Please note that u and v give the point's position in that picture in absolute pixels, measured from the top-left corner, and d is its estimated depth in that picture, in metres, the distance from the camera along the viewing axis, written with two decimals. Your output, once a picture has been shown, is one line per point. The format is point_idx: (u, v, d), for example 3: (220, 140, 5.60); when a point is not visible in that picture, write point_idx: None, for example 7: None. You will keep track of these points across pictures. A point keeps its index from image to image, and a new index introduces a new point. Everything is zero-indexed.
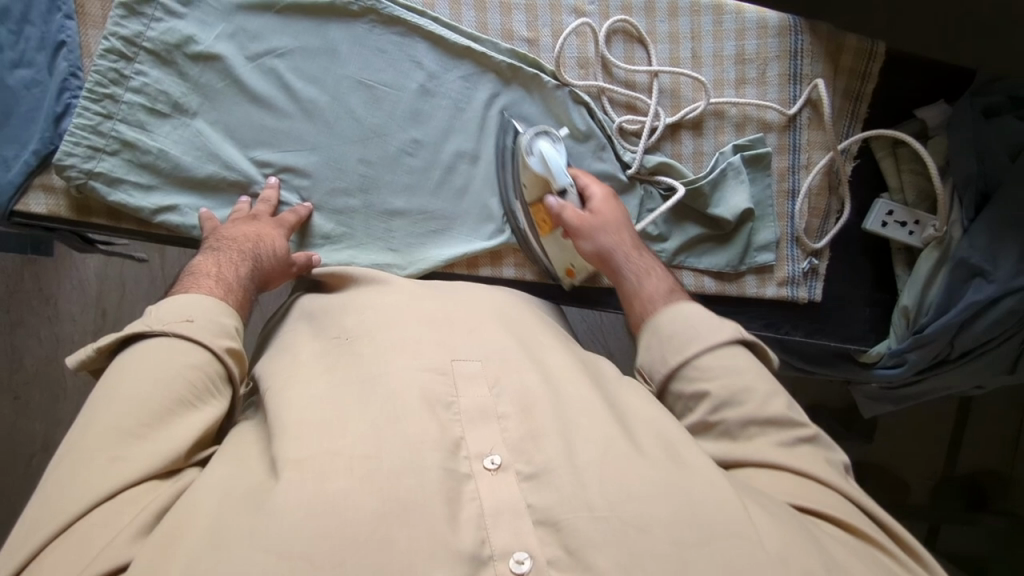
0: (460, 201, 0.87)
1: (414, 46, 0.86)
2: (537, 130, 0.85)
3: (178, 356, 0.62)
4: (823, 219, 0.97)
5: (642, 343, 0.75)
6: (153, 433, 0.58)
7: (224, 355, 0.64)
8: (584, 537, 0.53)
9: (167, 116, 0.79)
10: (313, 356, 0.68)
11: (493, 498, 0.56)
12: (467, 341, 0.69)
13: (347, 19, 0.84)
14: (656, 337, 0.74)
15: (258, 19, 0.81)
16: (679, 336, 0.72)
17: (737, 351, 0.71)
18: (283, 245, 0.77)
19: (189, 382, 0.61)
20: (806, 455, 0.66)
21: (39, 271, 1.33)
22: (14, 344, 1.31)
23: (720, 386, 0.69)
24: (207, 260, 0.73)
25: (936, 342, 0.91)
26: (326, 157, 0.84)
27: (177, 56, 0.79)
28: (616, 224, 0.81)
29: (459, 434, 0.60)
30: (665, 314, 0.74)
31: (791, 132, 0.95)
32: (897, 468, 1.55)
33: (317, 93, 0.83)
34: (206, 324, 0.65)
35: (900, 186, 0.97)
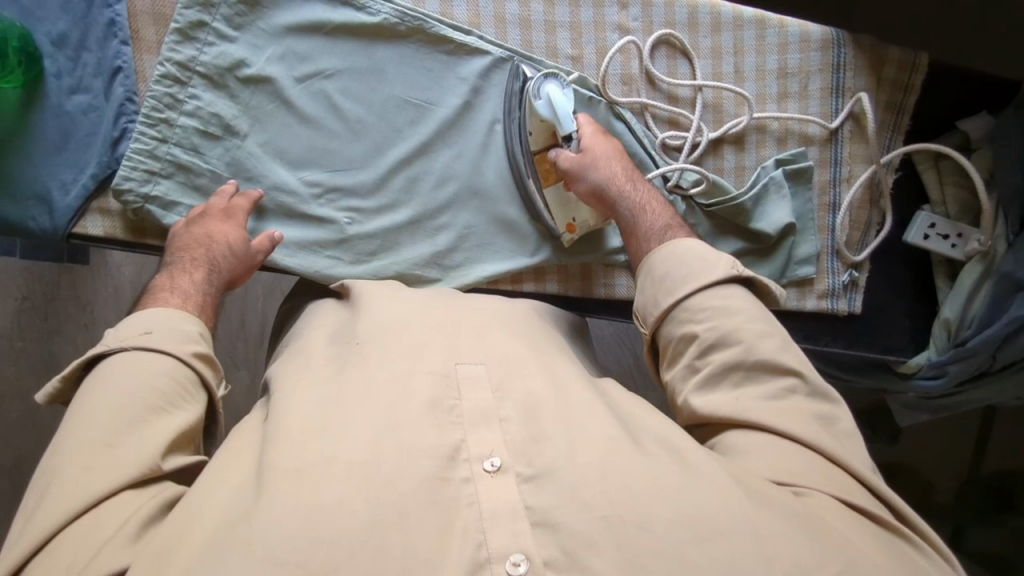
0: (505, 217, 0.88)
1: (460, 64, 0.86)
2: (545, 72, 0.85)
3: (141, 366, 0.64)
4: (864, 232, 0.98)
5: (639, 285, 0.77)
6: (123, 441, 0.59)
7: (191, 360, 0.66)
8: (582, 538, 0.54)
9: (219, 138, 0.80)
10: (327, 362, 0.71)
11: (490, 500, 0.56)
12: (473, 348, 0.70)
13: (394, 38, 0.84)
14: (653, 276, 0.76)
15: (307, 40, 0.82)
16: (671, 279, 0.74)
17: (734, 291, 0.72)
18: (235, 238, 0.76)
19: (157, 389, 0.63)
20: (806, 420, 0.65)
21: (76, 279, 1.35)
22: (53, 351, 1.33)
23: (710, 326, 0.70)
24: (164, 275, 0.74)
25: (979, 355, 0.91)
26: (374, 173, 0.84)
27: (230, 79, 0.80)
28: (614, 167, 0.82)
29: (458, 437, 0.60)
30: (660, 254, 0.76)
31: (833, 146, 0.95)
32: (925, 469, 1.55)
33: (364, 113, 0.84)
34: (169, 334, 0.67)
35: (942, 199, 0.97)
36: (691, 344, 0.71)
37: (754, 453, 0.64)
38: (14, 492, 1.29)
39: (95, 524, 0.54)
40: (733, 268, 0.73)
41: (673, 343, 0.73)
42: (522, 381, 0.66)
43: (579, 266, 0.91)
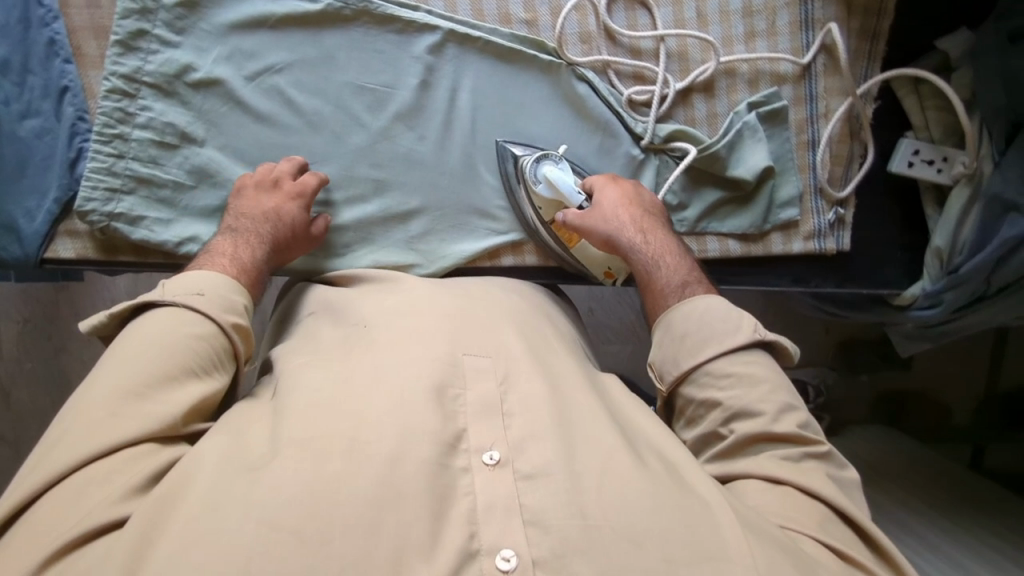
0: (478, 193, 0.87)
1: (412, 42, 0.83)
2: (538, 154, 0.84)
3: (183, 327, 0.64)
4: (846, 166, 0.95)
5: (655, 341, 0.75)
6: (154, 395, 0.61)
7: (230, 330, 0.67)
8: (571, 541, 0.54)
9: (177, 147, 0.79)
10: (334, 341, 0.71)
11: (486, 492, 0.57)
12: (481, 337, 0.70)
13: (341, 24, 0.81)
14: (672, 338, 0.73)
15: (252, 36, 0.80)
16: (690, 340, 0.72)
17: (756, 355, 0.71)
18: (299, 218, 0.77)
19: (195, 351, 0.64)
20: (821, 479, 0.64)
21: (73, 294, 1.36)
22: (62, 367, 1.35)
23: (734, 394, 0.69)
24: (225, 239, 0.74)
25: (972, 281, 0.90)
26: (340, 166, 0.83)
27: (178, 85, 0.78)
28: (627, 219, 0.80)
29: (459, 426, 0.61)
30: (681, 310, 0.74)
31: (807, 82, 0.92)
32: (939, 392, 1.56)
33: (320, 105, 0.82)
34: (216, 298, 0.67)
35: (925, 123, 0.94)
36: (717, 411, 0.70)
37: (762, 501, 0.63)
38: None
39: (75, 500, 0.54)
40: (756, 331, 0.71)
41: (694, 406, 0.72)
42: (522, 376, 0.67)
43: None
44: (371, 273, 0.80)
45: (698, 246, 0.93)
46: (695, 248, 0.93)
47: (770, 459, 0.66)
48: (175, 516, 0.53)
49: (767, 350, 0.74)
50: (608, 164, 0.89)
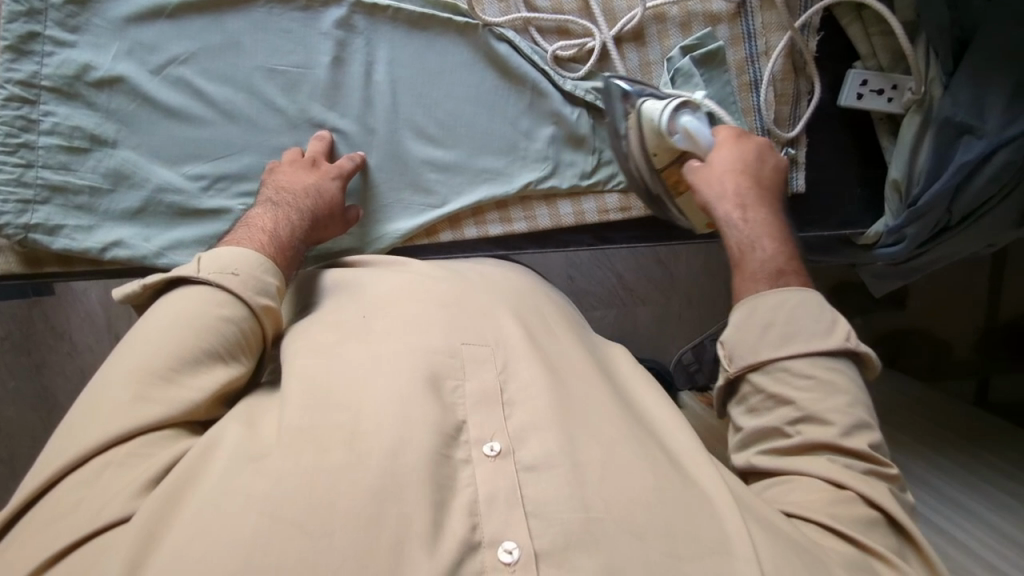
0: (410, 170, 0.84)
1: (318, 18, 0.80)
2: (674, 100, 0.78)
3: (213, 308, 0.63)
4: (793, 104, 0.91)
5: (732, 320, 0.67)
6: (180, 378, 0.59)
7: (260, 314, 0.65)
8: (577, 535, 0.52)
9: (88, 150, 0.77)
10: (331, 328, 0.68)
11: (489, 485, 0.55)
12: (474, 326, 0.69)
13: (242, 5, 0.78)
14: (756, 321, 0.65)
15: (152, 27, 0.77)
16: (773, 331, 0.64)
17: (841, 364, 0.63)
18: (335, 200, 0.77)
19: (223, 335, 0.62)
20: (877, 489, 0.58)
21: (48, 310, 1.36)
22: (44, 385, 1.34)
23: (805, 394, 0.61)
24: (263, 211, 0.73)
25: (933, 211, 0.85)
26: (259, 154, 0.81)
27: (80, 86, 0.76)
28: (729, 189, 0.73)
29: (460, 418, 0.60)
30: (769, 298, 0.65)
31: (743, 20, 0.88)
32: (934, 327, 1.53)
33: (231, 93, 0.79)
34: (250, 279, 0.65)
35: (872, 51, 0.89)
36: (785, 408, 0.62)
37: (809, 500, 0.58)
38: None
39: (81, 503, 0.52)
40: (848, 340, 0.63)
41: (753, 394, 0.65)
42: (519, 364, 0.66)
43: (495, 205, 0.87)
44: (377, 257, 0.79)
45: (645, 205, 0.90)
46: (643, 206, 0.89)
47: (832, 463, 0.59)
48: (178, 513, 0.51)
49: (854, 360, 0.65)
50: (541, 125, 0.86)
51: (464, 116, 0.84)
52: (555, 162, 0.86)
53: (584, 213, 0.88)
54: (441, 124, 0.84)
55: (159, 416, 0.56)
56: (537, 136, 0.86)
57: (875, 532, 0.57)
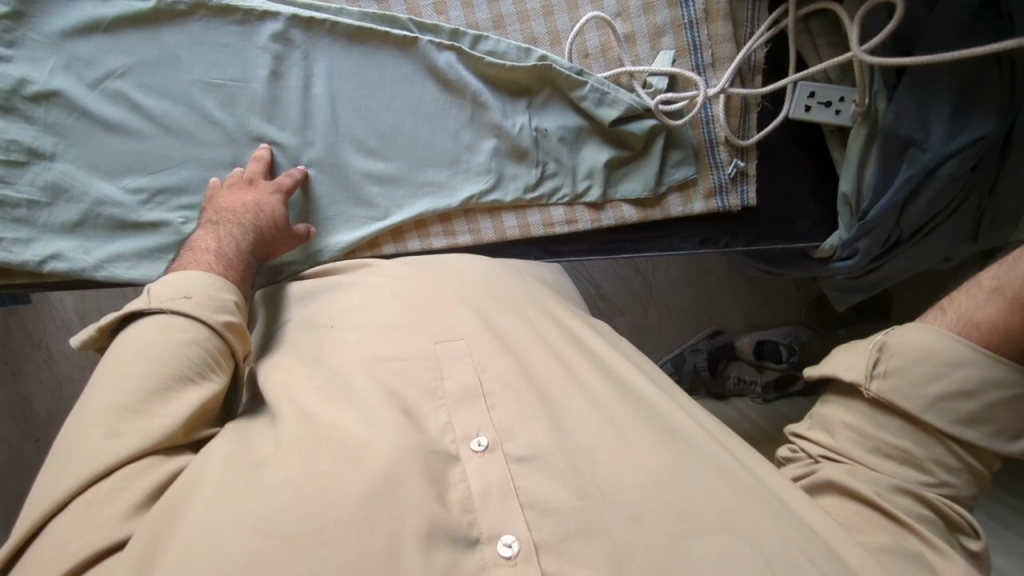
0: (348, 184, 0.83)
1: (255, 32, 0.80)
2: None
3: (174, 334, 0.60)
4: (742, 116, 0.89)
5: (922, 350, 0.59)
6: (148, 409, 0.56)
7: (223, 331, 0.63)
8: (575, 525, 0.52)
9: (26, 164, 0.77)
10: (308, 344, 0.68)
11: (480, 480, 0.55)
12: (443, 322, 0.68)
13: (178, 20, 0.79)
14: (939, 385, 0.57)
15: (87, 42, 0.77)
16: (953, 392, 0.57)
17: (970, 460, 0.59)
18: (279, 211, 0.76)
19: (189, 357, 0.60)
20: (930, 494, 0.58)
21: (25, 320, 1.33)
22: (22, 392, 1.33)
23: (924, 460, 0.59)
24: (206, 233, 0.71)
25: (883, 224, 0.84)
26: (197, 166, 0.81)
27: (17, 100, 0.76)
28: None
29: (442, 421, 0.59)
30: (975, 372, 0.57)
31: (688, 31, 0.87)
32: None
33: (170, 107, 0.79)
34: (204, 299, 0.63)
35: (820, 63, 0.86)
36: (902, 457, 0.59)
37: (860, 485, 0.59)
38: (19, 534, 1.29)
39: (68, 538, 0.49)
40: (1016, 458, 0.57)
41: (865, 411, 0.62)
42: (496, 354, 0.65)
43: (437, 217, 0.86)
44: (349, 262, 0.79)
45: (592, 217, 0.89)
46: (589, 219, 0.89)
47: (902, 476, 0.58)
48: (176, 532, 0.49)
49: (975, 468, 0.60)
50: (482, 138, 0.85)
51: (410, 128, 0.84)
52: (498, 174, 0.86)
53: (529, 226, 0.88)
54: (382, 136, 0.84)
55: (142, 447, 0.54)
56: (479, 148, 0.85)
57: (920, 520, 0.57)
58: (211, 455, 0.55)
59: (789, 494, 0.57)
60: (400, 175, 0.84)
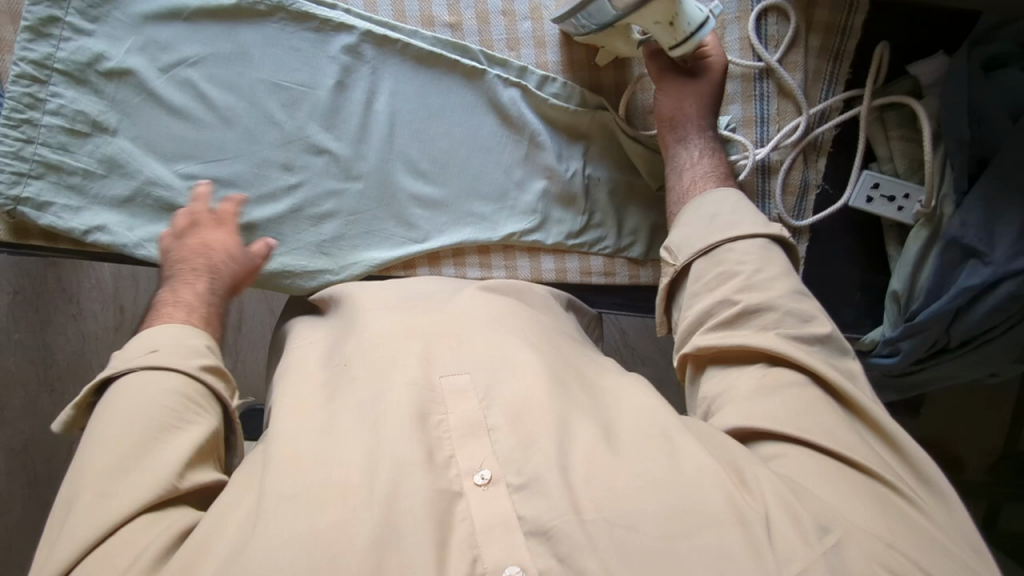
0: (390, 201, 0.83)
1: (328, 41, 0.81)
2: None
3: (149, 388, 0.63)
4: (800, 196, 0.87)
5: (683, 220, 0.76)
6: (135, 465, 0.57)
7: (200, 373, 0.66)
8: (572, 544, 0.51)
9: (88, 135, 0.79)
10: (314, 387, 0.67)
11: (483, 514, 0.53)
12: (464, 357, 0.66)
13: (256, 19, 0.80)
14: (702, 218, 0.74)
15: (166, 28, 0.79)
16: (722, 214, 0.74)
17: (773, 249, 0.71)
18: (231, 243, 0.76)
19: (163, 408, 0.62)
20: (826, 406, 0.62)
21: (62, 272, 1.35)
22: (46, 338, 1.35)
23: (751, 271, 0.68)
24: (166, 290, 0.74)
25: (930, 329, 0.80)
26: (250, 162, 0.81)
27: (90, 74, 0.78)
28: None
29: (448, 451, 0.57)
30: (713, 197, 0.75)
31: (757, 102, 0.86)
32: (949, 442, 1.37)
33: (233, 101, 0.80)
34: (174, 348, 0.66)
35: (889, 155, 0.84)
36: (734, 279, 0.68)
37: (806, 463, 0.58)
38: (25, 472, 1.33)
39: (120, 549, 0.53)
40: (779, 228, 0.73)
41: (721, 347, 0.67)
42: (522, 387, 0.62)
43: (476, 249, 0.85)
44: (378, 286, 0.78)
45: (629, 272, 0.87)
46: (627, 274, 0.87)
47: (795, 392, 0.62)
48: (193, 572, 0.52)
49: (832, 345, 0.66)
50: (534, 178, 0.84)
51: (464, 155, 0.84)
52: (543, 216, 0.84)
53: (566, 271, 0.86)
54: (434, 161, 0.83)
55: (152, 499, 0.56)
56: (528, 188, 0.84)
57: (850, 435, 0.60)
58: (249, 490, 0.57)
59: (808, 503, 0.54)
60: (448, 200, 0.84)
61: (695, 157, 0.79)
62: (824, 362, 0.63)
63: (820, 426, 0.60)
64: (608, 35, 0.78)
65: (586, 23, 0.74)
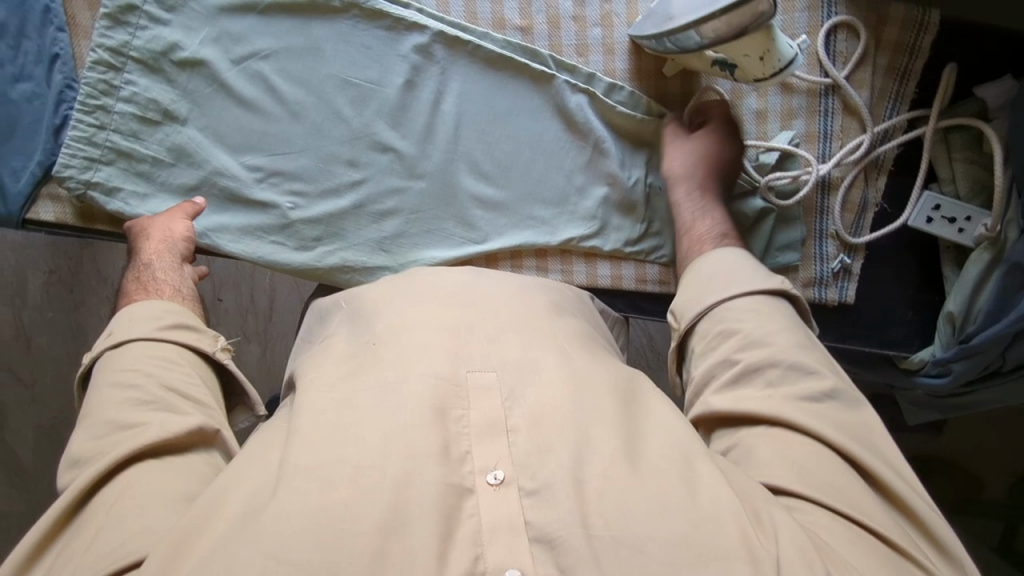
0: (451, 202, 0.83)
1: (400, 40, 0.82)
2: None
3: (119, 361, 0.68)
4: (858, 214, 0.87)
5: (685, 280, 0.77)
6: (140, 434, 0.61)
7: (162, 333, 0.70)
8: (576, 557, 0.51)
9: (159, 124, 0.79)
10: (340, 360, 0.68)
11: (490, 514, 0.54)
12: (492, 355, 0.66)
13: (330, 15, 0.81)
14: (704, 281, 0.75)
15: (241, 20, 0.80)
16: (723, 275, 0.74)
17: (780, 304, 0.72)
18: (145, 226, 0.77)
19: (127, 376, 0.66)
20: (837, 465, 0.61)
21: (97, 254, 1.35)
22: (78, 320, 1.34)
23: (753, 329, 0.69)
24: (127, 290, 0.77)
25: (986, 353, 0.80)
26: (317, 156, 0.82)
27: (164, 63, 0.79)
28: None
29: (465, 447, 0.58)
30: (711, 256, 0.77)
31: (820, 118, 0.85)
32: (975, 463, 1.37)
33: (302, 95, 0.81)
34: (135, 322, 0.71)
35: (952, 177, 0.85)
36: (733, 338, 0.70)
37: (823, 520, 0.57)
38: (54, 450, 1.33)
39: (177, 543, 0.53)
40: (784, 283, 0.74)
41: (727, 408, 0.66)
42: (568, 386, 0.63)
43: (534, 251, 0.86)
44: (398, 288, 0.75)
45: None
46: None
47: (804, 449, 0.62)
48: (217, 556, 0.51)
49: (842, 401, 0.65)
50: (594, 185, 0.85)
51: (526, 158, 0.84)
52: (602, 223, 0.85)
53: (622, 278, 0.86)
54: (496, 163, 0.84)
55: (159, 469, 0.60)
56: (589, 194, 0.85)
57: (866, 496, 0.59)
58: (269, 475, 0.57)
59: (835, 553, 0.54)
60: (506, 202, 0.84)
61: (700, 219, 0.81)
62: (839, 429, 0.63)
63: (834, 487, 0.59)
64: (682, 57, 0.79)
65: (669, 47, 0.76)
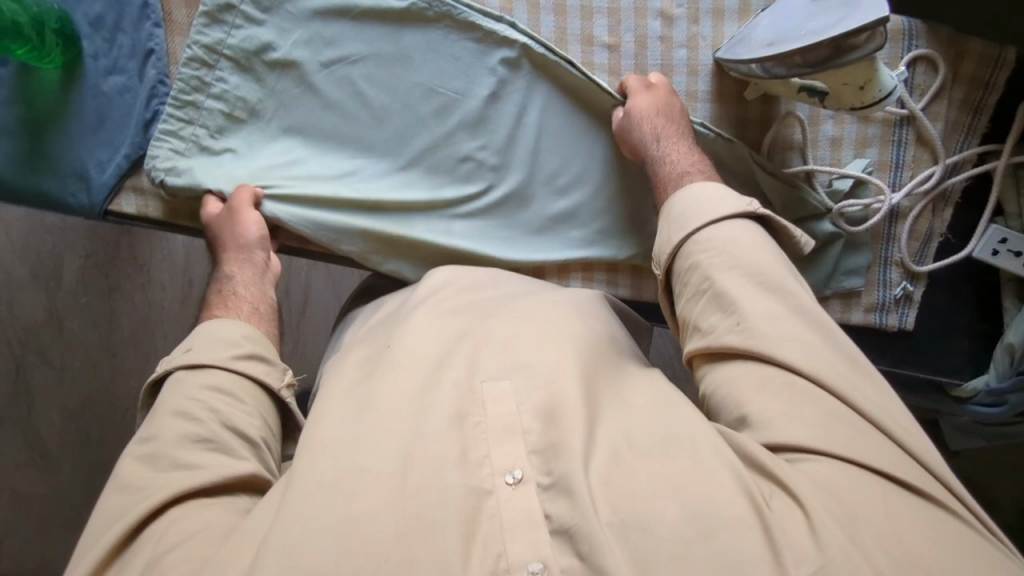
0: (528, 213, 0.84)
1: (488, 53, 0.83)
2: None
3: (187, 388, 0.66)
4: (924, 243, 0.88)
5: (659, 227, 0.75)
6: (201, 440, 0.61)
7: (233, 364, 0.68)
8: (591, 539, 0.50)
9: (244, 122, 0.81)
10: (358, 365, 0.67)
11: (510, 511, 0.53)
12: (526, 359, 0.64)
13: (423, 24, 0.82)
14: (671, 224, 0.72)
15: (335, 24, 0.81)
16: (689, 213, 0.71)
17: (746, 225, 0.69)
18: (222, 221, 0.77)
19: (195, 403, 0.64)
20: (819, 404, 0.58)
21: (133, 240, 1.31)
22: (112, 306, 1.30)
23: (716, 259, 0.67)
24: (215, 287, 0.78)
25: None
26: (397, 162, 0.82)
27: (255, 62, 0.80)
28: None
29: (483, 453, 0.56)
30: (676, 194, 0.73)
31: (894, 147, 0.87)
32: None
33: (387, 101, 0.82)
34: (206, 347, 0.69)
35: (1019, 212, 0.86)
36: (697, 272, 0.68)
37: (822, 471, 0.54)
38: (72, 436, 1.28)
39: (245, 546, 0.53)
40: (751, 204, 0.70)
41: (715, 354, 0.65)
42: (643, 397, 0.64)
43: (604, 265, 0.87)
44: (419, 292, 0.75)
45: None
46: None
47: (785, 382, 0.59)
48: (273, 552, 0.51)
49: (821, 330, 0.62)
50: None
51: (599, 172, 0.85)
52: None
53: None
54: (575, 177, 0.85)
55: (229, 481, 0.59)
56: None
57: (863, 437, 0.56)
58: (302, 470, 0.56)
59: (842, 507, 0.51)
60: (575, 212, 0.85)
61: (672, 157, 0.77)
62: (808, 356, 0.60)
63: (815, 424, 0.57)
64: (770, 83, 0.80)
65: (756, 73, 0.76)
